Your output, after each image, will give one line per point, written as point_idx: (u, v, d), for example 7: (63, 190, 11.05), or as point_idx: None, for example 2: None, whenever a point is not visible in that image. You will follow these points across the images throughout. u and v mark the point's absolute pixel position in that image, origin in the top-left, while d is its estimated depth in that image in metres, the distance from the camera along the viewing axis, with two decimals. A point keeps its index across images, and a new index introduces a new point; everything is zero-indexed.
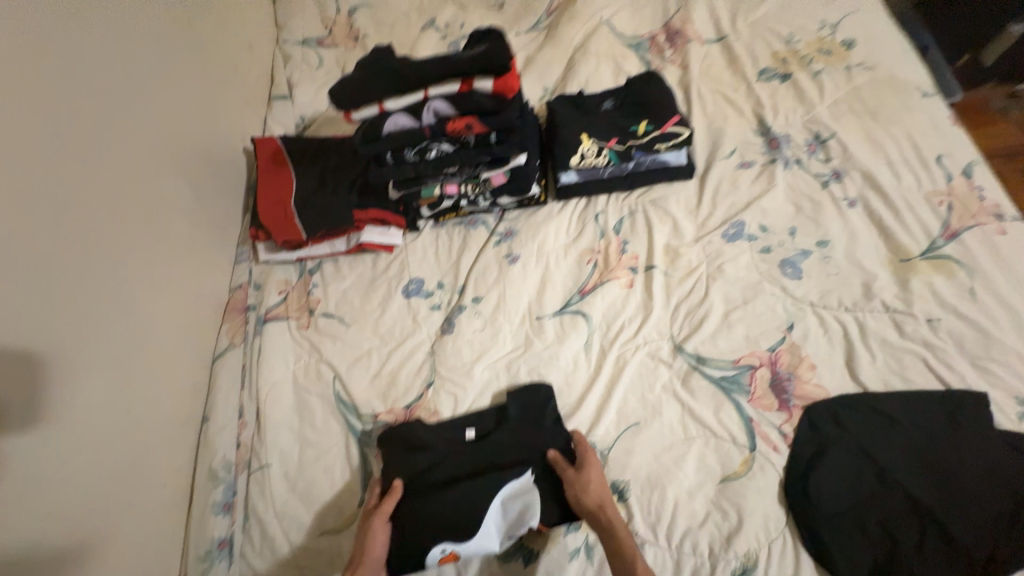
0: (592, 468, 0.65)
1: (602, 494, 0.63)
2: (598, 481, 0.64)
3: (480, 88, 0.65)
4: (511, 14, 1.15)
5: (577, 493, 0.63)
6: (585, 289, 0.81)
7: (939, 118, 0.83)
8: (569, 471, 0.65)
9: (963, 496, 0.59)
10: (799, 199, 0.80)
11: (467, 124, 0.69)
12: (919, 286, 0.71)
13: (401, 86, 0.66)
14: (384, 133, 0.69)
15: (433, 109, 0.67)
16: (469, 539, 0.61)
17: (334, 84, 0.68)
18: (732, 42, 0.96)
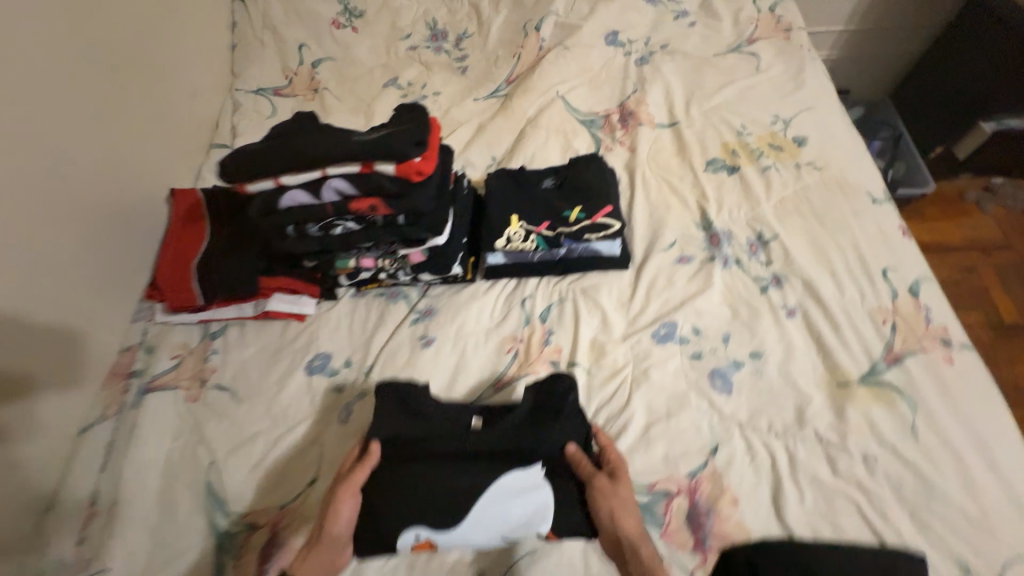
0: (625, 484, 0.60)
1: (632, 519, 0.57)
2: (630, 500, 0.59)
3: (382, 171, 0.61)
4: (472, 79, 1.14)
5: (611, 512, 0.58)
6: (500, 383, 0.74)
7: (887, 226, 0.79)
8: (603, 480, 0.60)
9: None
10: (735, 303, 0.75)
11: (371, 205, 0.64)
12: (856, 417, 0.64)
13: (297, 162, 0.61)
14: (281, 207, 0.64)
15: (334, 188, 0.63)
16: (451, 528, 0.58)
17: (232, 153, 0.63)
18: (683, 129, 0.94)
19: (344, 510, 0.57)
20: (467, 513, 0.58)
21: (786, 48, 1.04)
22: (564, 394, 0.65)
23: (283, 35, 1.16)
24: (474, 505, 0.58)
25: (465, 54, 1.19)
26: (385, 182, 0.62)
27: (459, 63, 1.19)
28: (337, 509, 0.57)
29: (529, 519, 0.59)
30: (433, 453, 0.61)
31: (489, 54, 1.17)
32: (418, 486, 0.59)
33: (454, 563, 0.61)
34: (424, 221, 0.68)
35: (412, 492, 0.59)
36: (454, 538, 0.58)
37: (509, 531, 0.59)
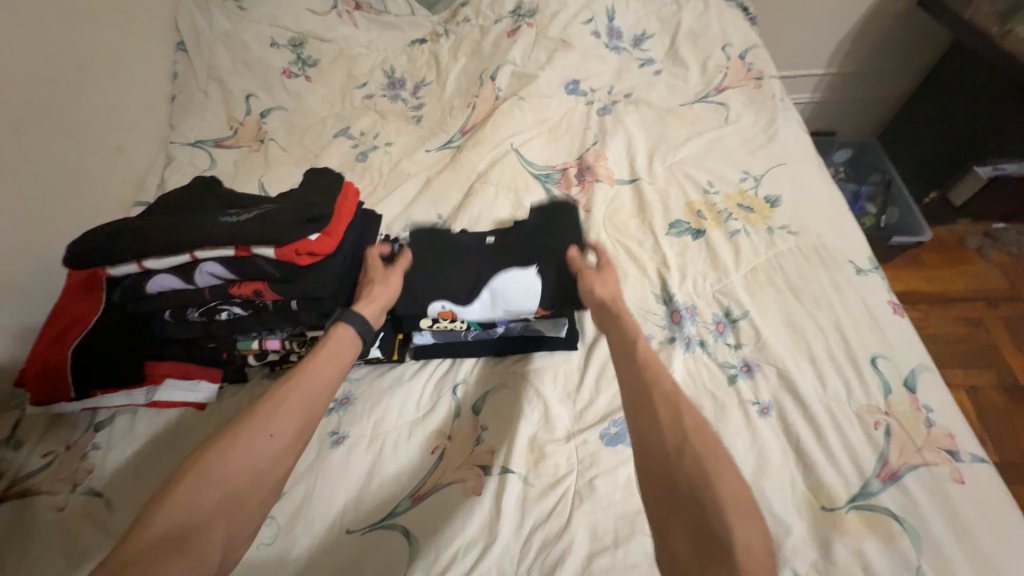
0: (610, 271, 0.68)
1: (613, 294, 0.63)
2: (614, 287, 0.65)
3: (262, 254, 0.53)
4: (426, 129, 1.07)
5: (591, 287, 0.64)
6: (418, 493, 0.61)
7: (874, 301, 0.68)
8: (589, 269, 0.67)
9: None
10: (699, 396, 0.63)
11: (255, 290, 0.56)
12: (846, 556, 0.51)
13: (162, 241, 0.52)
14: (149, 293, 0.56)
15: (209, 272, 0.54)
16: (470, 303, 0.67)
17: (90, 230, 0.54)
18: (644, 186, 0.85)
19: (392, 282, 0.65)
20: (483, 296, 0.67)
21: (757, 97, 0.97)
22: (562, 211, 0.76)
23: (229, 85, 1.10)
24: (488, 290, 0.67)
25: (422, 103, 1.13)
26: (266, 266, 0.54)
27: (415, 111, 1.12)
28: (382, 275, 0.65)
29: (528, 299, 0.67)
30: (453, 259, 0.71)
31: (444, 103, 1.10)
32: (444, 282, 0.69)
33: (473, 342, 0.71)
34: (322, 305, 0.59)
35: (446, 282, 0.69)
36: (474, 312, 0.67)
37: (512, 308, 0.67)
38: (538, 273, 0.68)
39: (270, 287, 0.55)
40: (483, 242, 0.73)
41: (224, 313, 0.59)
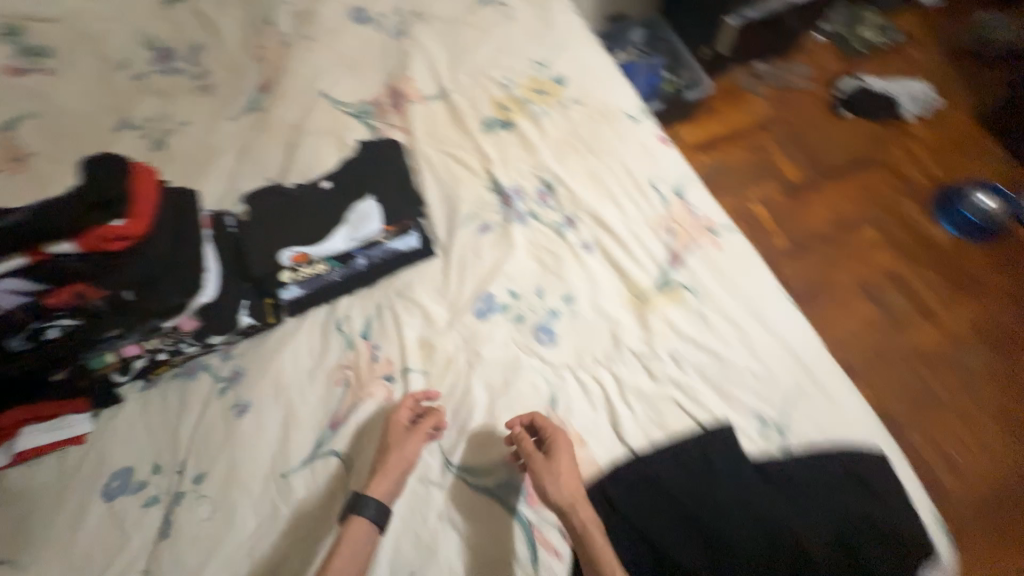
0: (562, 452, 0.61)
1: (571, 487, 0.60)
2: (573, 473, 0.61)
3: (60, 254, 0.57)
4: (221, 96, 0.99)
5: (546, 484, 0.59)
6: (337, 420, 0.69)
7: (647, 140, 0.85)
8: (537, 458, 0.61)
9: (728, 553, 0.55)
10: (540, 255, 0.77)
11: (74, 292, 0.59)
12: (657, 322, 0.70)
13: None
14: None
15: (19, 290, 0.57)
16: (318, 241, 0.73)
17: None
18: (453, 97, 0.91)
19: (410, 447, 0.64)
20: (331, 233, 0.73)
21: None
22: (385, 146, 0.83)
23: None
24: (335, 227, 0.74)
25: (205, 68, 1.02)
26: (70, 265, 0.57)
27: (200, 80, 1.01)
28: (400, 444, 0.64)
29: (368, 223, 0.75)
30: (295, 209, 0.74)
31: (230, 63, 1.01)
32: (291, 233, 0.73)
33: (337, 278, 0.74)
34: (163, 288, 0.63)
35: (294, 231, 0.73)
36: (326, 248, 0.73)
37: (357, 234, 0.74)
38: (375, 201, 0.76)
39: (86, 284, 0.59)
40: (318, 187, 0.77)
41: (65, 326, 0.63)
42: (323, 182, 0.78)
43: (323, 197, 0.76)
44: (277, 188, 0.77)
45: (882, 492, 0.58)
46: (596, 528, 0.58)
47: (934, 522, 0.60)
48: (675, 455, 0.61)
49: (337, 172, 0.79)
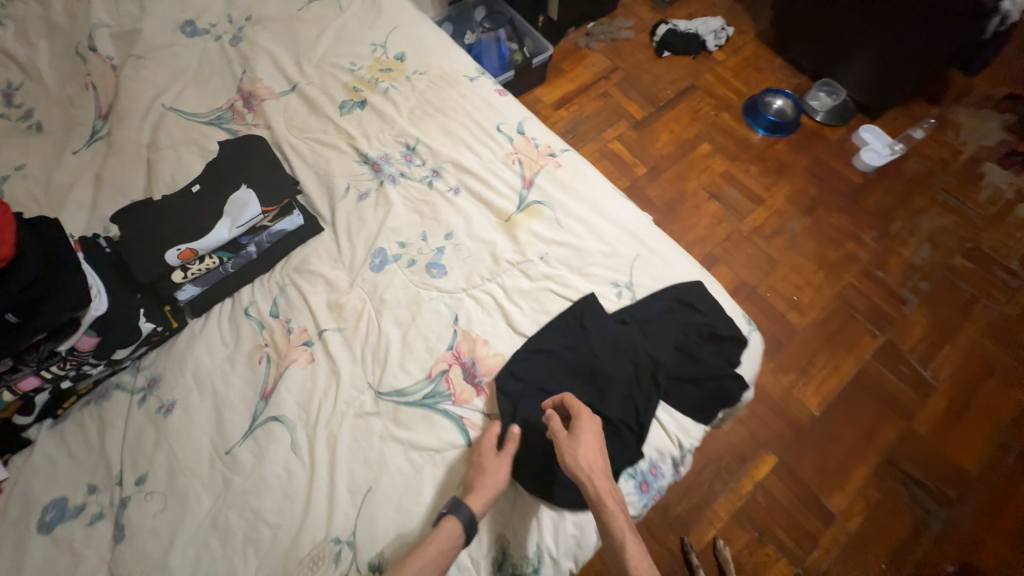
0: (585, 430, 0.66)
1: (590, 459, 0.64)
2: (597, 449, 0.65)
3: None
4: (55, 132, 0.95)
5: (572, 459, 0.64)
6: (267, 391, 0.75)
7: (487, 94, 1.00)
8: (561, 435, 0.66)
9: (606, 380, 0.73)
10: (418, 206, 0.88)
11: None
12: (524, 235, 0.85)
13: None
14: None
15: None
16: (204, 234, 0.76)
17: None
18: (305, 88, 0.98)
19: (498, 472, 0.67)
20: (216, 225, 0.77)
21: None
22: (249, 141, 0.87)
23: None
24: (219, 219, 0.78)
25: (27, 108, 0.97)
26: None
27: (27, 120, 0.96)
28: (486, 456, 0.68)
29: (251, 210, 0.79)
30: (171, 214, 0.78)
31: (57, 97, 0.98)
32: (172, 235, 0.76)
33: (230, 269, 0.80)
34: (43, 311, 0.65)
35: (176, 233, 0.76)
36: (213, 240, 0.76)
37: (243, 222, 0.78)
38: (250, 188, 0.81)
39: None
40: (190, 191, 0.81)
41: None
42: (193, 185, 0.82)
43: (196, 199, 0.80)
44: (147, 200, 0.80)
45: (706, 308, 0.79)
46: (609, 488, 0.63)
47: (747, 320, 0.82)
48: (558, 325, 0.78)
49: (205, 175, 0.83)
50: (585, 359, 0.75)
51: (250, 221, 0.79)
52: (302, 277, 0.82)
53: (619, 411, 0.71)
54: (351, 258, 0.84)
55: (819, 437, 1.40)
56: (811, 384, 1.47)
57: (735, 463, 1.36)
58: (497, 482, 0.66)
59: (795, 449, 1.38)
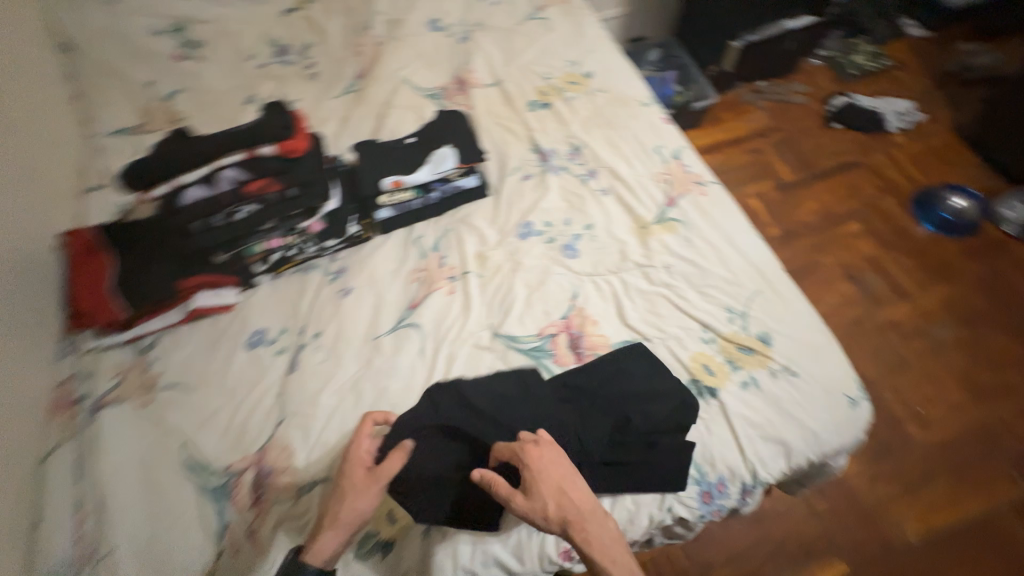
0: (539, 487, 0.65)
1: (565, 508, 0.65)
2: (556, 494, 0.65)
3: (264, 154, 0.92)
4: (325, 80, 1.29)
5: (531, 519, 0.64)
6: (414, 303, 0.93)
7: (654, 119, 1.11)
8: (519, 500, 0.65)
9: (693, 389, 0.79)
10: (569, 196, 1.02)
11: (263, 183, 0.92)
12: (655, 243, 0.94)
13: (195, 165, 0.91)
14: (188, 203, 0.88)
15: (231, 178, 0.92)
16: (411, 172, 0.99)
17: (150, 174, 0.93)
18: (505, 85, 1.19)
19: (364, 498, 0.68)
20: (420, 168, 0.99)
21: (566, 10, 1.34)
22: (455, 114, 1.09)
23: (130, 78, 1.23)
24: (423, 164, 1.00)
25: (312, 62, 1.33)
26: (269, 161, 0.91)
27: (309, 69, 1.32)
28: (353, 474, 0.69)
29: (446, 161, 1.00)
30: (389, 153, 1.02)
31: (333, 57, 1.32)
32: (388, 167, 0.99)
33: (415, 204, 1.00)
34: (312, 190, 0.93)
35: (391, 167, 0.99)
36: (416, 178, 0.99)
37: (439, 169, 1.00)
38: (451, 147, 1.02)
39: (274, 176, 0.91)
40: (406, 140, 1.04)
41: (240, 213, 0.90)
42: (408, 138, 1.05)
43: (409, 147, 1.02)
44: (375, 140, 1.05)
45: (802, 359, 0.82)
46: (597, 527, 0.64)
47: (858, 388, 0.81)
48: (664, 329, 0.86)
49: (419, 132, 1.07)
50: (672, 383, 0.79)
51: (445, 169, 0.99)
52: (464, 228, 1.00)
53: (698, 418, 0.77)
54: (502, 223, 1.00)
55: (908, 568, 1.24)
56: (915, 508, 1.31)
57: (797, 554, 1.25)
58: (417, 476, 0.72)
59: (876, 569, 1.23)
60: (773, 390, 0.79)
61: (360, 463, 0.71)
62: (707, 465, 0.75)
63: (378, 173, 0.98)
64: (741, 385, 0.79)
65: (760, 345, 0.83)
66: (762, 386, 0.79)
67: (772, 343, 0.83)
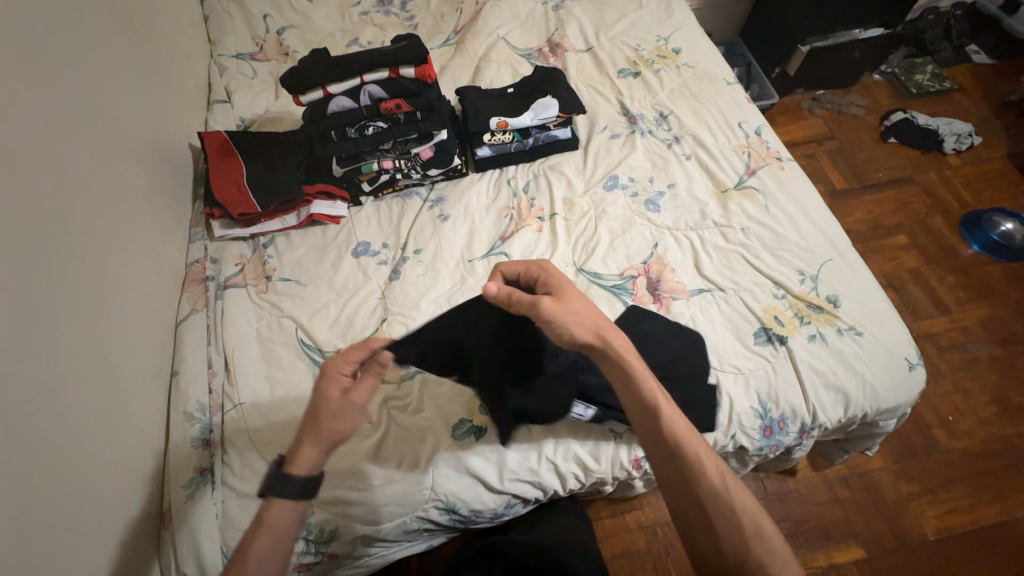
0: (569, 296, 0.70)
1: (594, 317, 0.69)
2: (580, 312, 0.68)
3: (405, 74, 0.92)
4: (425, 32, 1.37)
5: (568, 323, 0.67)
6: (506, 235, 1.00)
7: (739, 97, 1.17)
8: (548, 302, 0.68)
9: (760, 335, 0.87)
10: (653, 157, 1.08)
11: (397, 104, 0.94)
12: (734, 207, 1.00)
13: (339, 75, 0.90)
14: (329, 113, 0.93)
15: (368, 92, 0.93)
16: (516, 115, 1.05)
17: (285, 73, 0.90)
18: (597, 51, 1.26)
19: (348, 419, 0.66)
20: (525, 113, 1.06)
21: None
22: (553, 70, 1.16)
23: (249, 8, 1.32)
24: (528, 110, 1.06)
25: (412, 14, 1.41)
26: (407, 82, 0.93)
27: (409, 21, 1.39)
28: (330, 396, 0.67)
29: (549, 108, 1.05)
30: (493, 99, 1.10)
31: (433, 12, 1.40)
32: (491, 111, 1.07)
33: (512, 146, 1.08)
34: (432, 117, 0.98)
35: (494, 110, 1.07)
36: (520, 121, 1.05)
37: (542, 116, 1.05)
38: (554, 98, 1.07)
39: (409, 99, 0.94)
40: (506, 90, 1.12)
41: (370, 129, 0.96)
42: (508, 88, 1.13)
43: (511, 96, 1.10)
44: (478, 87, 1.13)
45: (867, 322, 0.88)
46: (621, 342, 0.68)
47: (916, 354, 0.87)
48: (738, 283, 0.92)
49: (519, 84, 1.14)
50: (740, 329, 0.88)
51: (547, 116, 1.05)
52: (555, 176, 1.07)
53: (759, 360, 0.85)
54: (590, 175, 1.08)
55: (925, 563, 1.27)
56: (936, 507, 1.34)
57: (816, 534, 1.30)
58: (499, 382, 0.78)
59: (892, 559, 1.27)
60: (840, 346, 0.85)
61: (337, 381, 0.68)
62: (772, 405, 0.82)
63: (481, 113, 1.06)
64: (809, 337, 0.86)
65: (829, 305, 0.89)
66: (828, 341, 0.86)
67: (840, 305, 0.89)
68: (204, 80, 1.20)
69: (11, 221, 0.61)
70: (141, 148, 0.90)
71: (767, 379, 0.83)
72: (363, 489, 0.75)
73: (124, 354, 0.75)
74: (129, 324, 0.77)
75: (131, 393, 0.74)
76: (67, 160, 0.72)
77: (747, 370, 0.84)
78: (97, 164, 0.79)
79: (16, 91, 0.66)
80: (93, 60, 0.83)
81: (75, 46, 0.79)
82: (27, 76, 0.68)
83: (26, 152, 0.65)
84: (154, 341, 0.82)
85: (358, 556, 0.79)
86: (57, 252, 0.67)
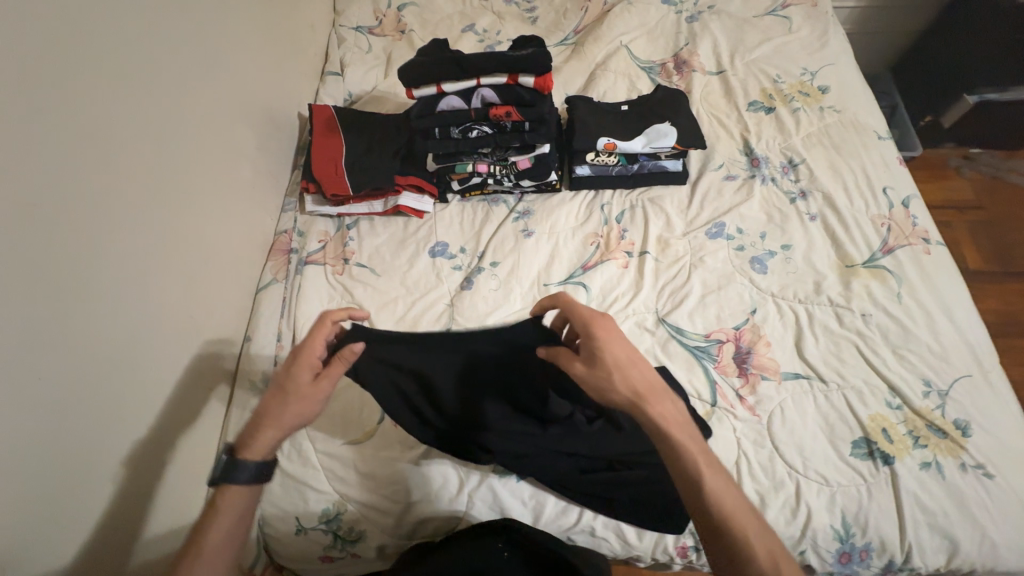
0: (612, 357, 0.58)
1: (638, 383, 0.57)
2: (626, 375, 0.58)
3: (523, 82, 0.86)
4: (544, 27, 1.29)
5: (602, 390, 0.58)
6: (588, 266, 0.93)
7: (890, 157, 1.00)
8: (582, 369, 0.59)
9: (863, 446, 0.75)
10: (770, 211, 0.96)
11: (507, 111, 0.89)
12: (859, 287, 0.87)
13: (456, 74, 0.86)
14: (437, 110, 0.90)
15: (482, 95, 0.88)
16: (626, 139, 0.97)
17: (404, 64, 0.87)
18: (729, 76, 1.13)
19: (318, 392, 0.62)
20: (636, 138, 0.97)
21: (813, 14, 1.23)
22: (675, 92, 1.05)
23: None
24: (640, 135, 0.97)
25: (534, 6, 1.34)
26: (524, 91, 0.87)
27: (530, 13, 1.33)
28: (295, 374, 0.61)
29: (663, 135, 0.96)
30: (603, 114, 1.02)
31: (557, 7, 1.32)
32: (600, 129, 0.99)
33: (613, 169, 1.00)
34: (540, 129, 0.92)
35: (603, 127, 0.99)
36: (629, 146, 0.97)
37: (653, 145, 0.97)
38: (672, 126, 0.98)
39: (521, 108, 0.89)
40: (619, 108, 1.04)
41: (474, 133, 0.93)
42: (621, 106, 1.04)
43: (623, 115, 1.02)
44: (590, 98, 1.05)
45: (1004, 466, 0.73)
46: (670, 403, 0.58)
47: None
48: (843, 376, 0.80)
49: (635, 101, 1.05)
50: (837, 433, 0.76)
51: (657, 146, 0.96)
52: (653, 210, 0.98)
53: (853, 476, 0.73)
54: (692, 216, 0.97)
55: None
56: None
57: None
58: (557, 429, 0.73)
59: None
60: (961, 486, 0.71)
61: (309, 364, 0.62)
62: (859, 534, 0.70)
63: (588, 128, 0.99)
64: (921, 464, 0.73)
65: (956, 432, 0.75)
66: (946, 474, 0.72)
67: (970, 435, 0.74)
68: (323, 49, 1.22)
69: (122, 181, 0.63)
70: (254, 114, 0.93)
71: (858, 501, 0.72)
72: (397, 500, 0.74)
73: (204, 316, 0.78)
74: (214, 287, 0.80)
75: (204, 355, 0.77)
76: (184, 121, 0.75)
77: (835, 483, 0.73)
78: (213, 128, 0.82)
79: (147, 53, 0.68)
80: (224, 24, 0.85)
81: (210, 9, 0.81)
82: (159, 37, 0.71)
83: (147, 114, 0.68)
84: (233, 305, 0.85)
85: (380, 562, 0.79)
86: (161, 212, 0.70)
